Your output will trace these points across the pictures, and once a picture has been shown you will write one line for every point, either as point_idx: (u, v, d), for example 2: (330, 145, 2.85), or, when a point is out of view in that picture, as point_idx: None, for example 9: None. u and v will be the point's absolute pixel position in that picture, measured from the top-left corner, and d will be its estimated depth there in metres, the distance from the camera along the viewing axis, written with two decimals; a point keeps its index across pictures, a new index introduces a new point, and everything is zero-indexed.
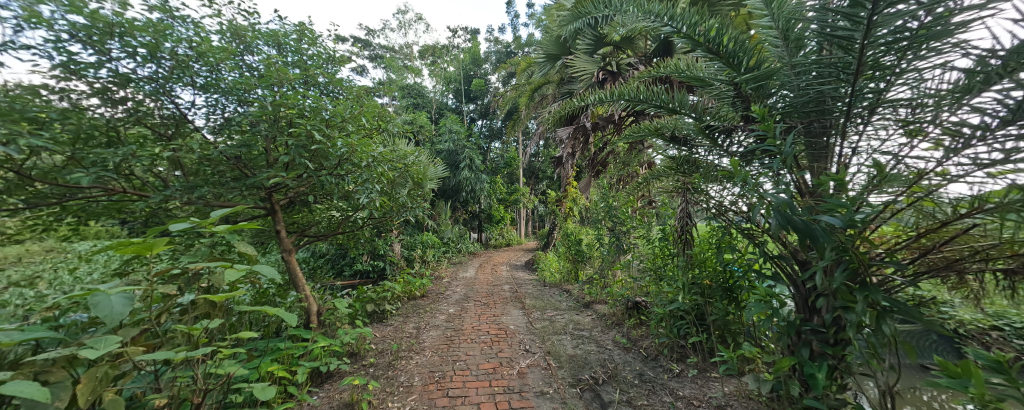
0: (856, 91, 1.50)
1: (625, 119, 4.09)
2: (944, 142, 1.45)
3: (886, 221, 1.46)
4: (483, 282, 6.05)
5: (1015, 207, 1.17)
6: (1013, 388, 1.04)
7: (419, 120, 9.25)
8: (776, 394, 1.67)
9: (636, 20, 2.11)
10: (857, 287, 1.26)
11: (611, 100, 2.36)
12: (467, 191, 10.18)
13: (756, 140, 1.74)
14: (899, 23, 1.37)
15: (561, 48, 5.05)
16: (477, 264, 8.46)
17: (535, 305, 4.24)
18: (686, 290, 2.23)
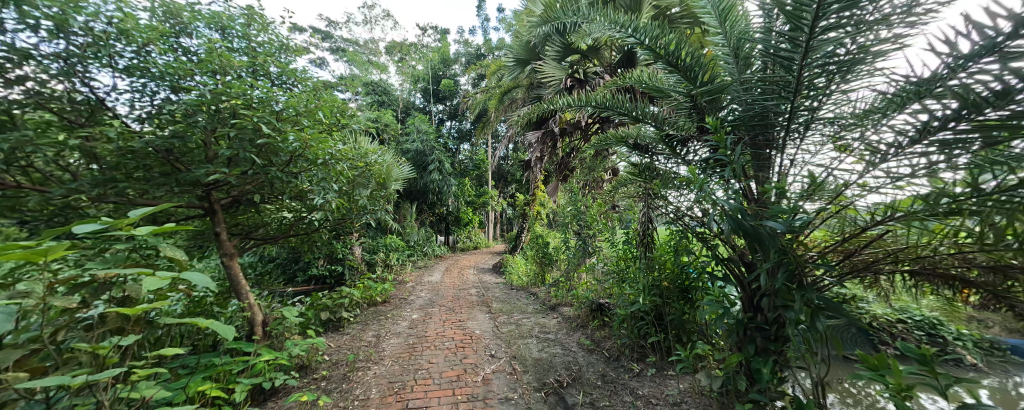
0: (795, 107, 1.68)
1: (591, 126, 4.38)
2: (865, 157, 1.65)
3: (817, 227, 1.63)
4: (449, 286, 5.92)
5: (918, 216, 1.36)
6: (921, 375, 1.19)
7: (385, 118, 8.91)
8: (725, 390, 1.80)
9: (602, 30, 2.21)
10: (795, 286, 1.40)
11: (579, 106, 2.44)
12: (434, 193, 9.95)
13: (711, 150, 1.88)
14: (831, 49, 1.56)
15: (530, 53, 5.16)
16: (443, 268, 8.27)
17: (502, 309, 4.21)
18: (646, 291, 2.34)
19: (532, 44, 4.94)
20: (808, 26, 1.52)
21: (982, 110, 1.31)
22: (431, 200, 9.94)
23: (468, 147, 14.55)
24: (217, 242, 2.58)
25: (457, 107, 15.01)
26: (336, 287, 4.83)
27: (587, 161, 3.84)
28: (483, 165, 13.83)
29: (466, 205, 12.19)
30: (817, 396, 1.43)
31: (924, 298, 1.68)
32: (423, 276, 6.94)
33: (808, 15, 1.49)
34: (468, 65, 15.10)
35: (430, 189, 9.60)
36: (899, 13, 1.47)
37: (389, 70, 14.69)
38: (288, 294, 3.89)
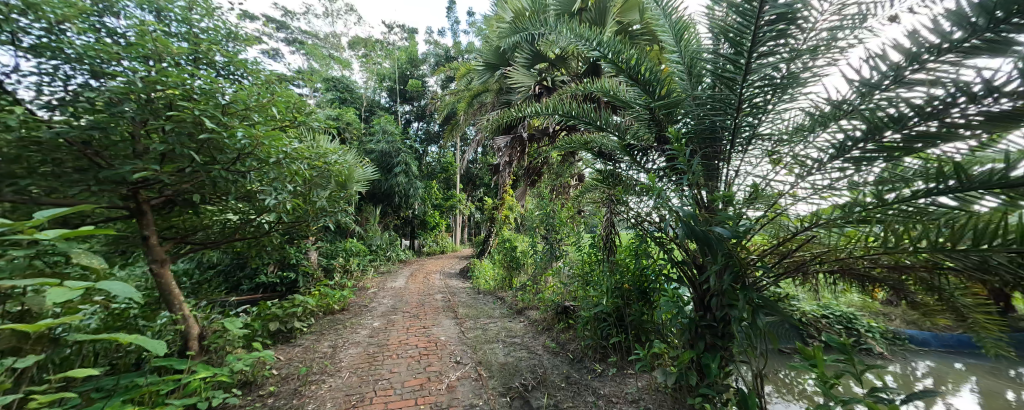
0: (738, 123, 1.85)
1: (558, 133, 4.49)
2: (796, 169, 1.86)
3: (758, 231, 1.81)
4: (414, 292, 5.72)
5: (836, 222, 1.55)
6: (845, 363, 1.34)
7: (347, 115, 8.49)
8: (679, 385, 1.91)
9: (569, 42, 2.30)
10: (740, 286, 1.53)
11: (547, 113, 2.51)
12: (400, 195, 9.61)
13: (668, 159, 2.03)
14: (766, 72, 1.74)
15: (500, 58, 5.20)
16: (408, 273, 7.99)
17: (468, 314, 4.14)
18: (609, 293, 2.45)
19: (501, 50, 4.98)
20: (747, 51, 1.69)
21: (883, 133, 1.54)
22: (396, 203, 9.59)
23: (433, 150, 14.26)
24: (145, 248, 2.29)
25: (423, 109, 14.65)
26: (291, 294, 4.45)
27: (555, 167, 3.92)
28: (451, 168, 13.57)
29: (433, 209, 11.90)
30: (758, 387, 1.57)
31: (843, 294, 1.92)
32: (386, 282, 6.65)
33: (747, 41, 1.66)
34: (435, 66, 14.82)
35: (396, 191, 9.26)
36: (821, 44, 1.67)
37: (352, 66, 14.07)
38: (232, 303, 3.54)
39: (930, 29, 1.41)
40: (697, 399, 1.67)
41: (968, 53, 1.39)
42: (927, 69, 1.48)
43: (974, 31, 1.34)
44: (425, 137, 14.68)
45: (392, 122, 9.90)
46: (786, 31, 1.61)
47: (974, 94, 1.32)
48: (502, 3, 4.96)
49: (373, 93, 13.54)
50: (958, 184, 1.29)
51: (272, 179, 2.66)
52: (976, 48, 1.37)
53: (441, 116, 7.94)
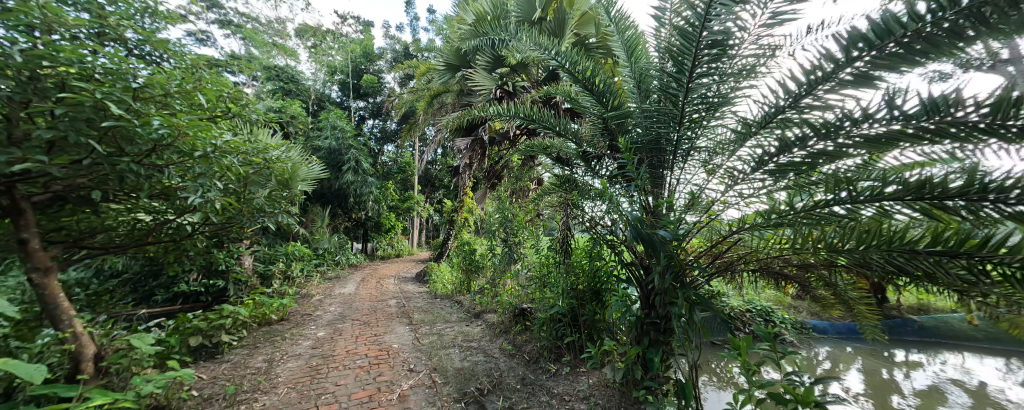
0: (680, 136, 2.04)
1: (518, 138, 4.55)
2: (725, 179, 2.10)
3: (695, 234, 1.99)
4: (365, 298, 5.38)
5: (758, 227, 1.77)
6: (766, 350, 1.53)
7: (292, 108, 7.82)
8: (626, 379, 2.03)
9: (529, 49, 2.37)
10: (679, 284, 1.69)
11: (508, 116, 2.56)
12: (353, 196, 9.05)
13: (618, 167, 2.19)
14: (702, 91, 1.93)
15: (460, 59, 5.12)
16: (359, 278, 7.50)
17: (423, 319, 3.99)
18: (564, 294, 2.53)
19: (463, 52, 4.94)
20: (687, 71, 1.86)
21: (791, 149, 1.80)
22: (348, 203, 9.01)
23: (388, 149, 13.65)
24: (24, 253, 1.91)
25: (377, 106, 13.95)
26: (219, 303, 3.93)
27: (515, 170, 3.94)
28: (408, 168, 13.04)
29: (388, 210, 11.37)
30: (693, 377, 1.74)
31: (764, 290, 2.19)
32: (334, 288, 6.18)
33: (687, 62, 1.83)
34: (392, 63, 14.22)
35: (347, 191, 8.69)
36: (746, 69, 1.91)
37: (299, 56, 13.01)
38: (141, 317, 3.06)
39: (826, 63, 1.67)
40: (642, 392, 1.79)
41: (852, 82, 1.67)
42: (823, 96, 1.76)
43: (853, 65, 1.62)
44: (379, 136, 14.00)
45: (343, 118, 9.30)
46: (719, 55, 1.81)
47: (853, 118, 1.59)
48: (464, 4, 4.92)
49: (322, 86, 12.64)
50: (848, 194, 1.55)
51: (197, 174, 2.37)
52: (858, 81, 1.67)
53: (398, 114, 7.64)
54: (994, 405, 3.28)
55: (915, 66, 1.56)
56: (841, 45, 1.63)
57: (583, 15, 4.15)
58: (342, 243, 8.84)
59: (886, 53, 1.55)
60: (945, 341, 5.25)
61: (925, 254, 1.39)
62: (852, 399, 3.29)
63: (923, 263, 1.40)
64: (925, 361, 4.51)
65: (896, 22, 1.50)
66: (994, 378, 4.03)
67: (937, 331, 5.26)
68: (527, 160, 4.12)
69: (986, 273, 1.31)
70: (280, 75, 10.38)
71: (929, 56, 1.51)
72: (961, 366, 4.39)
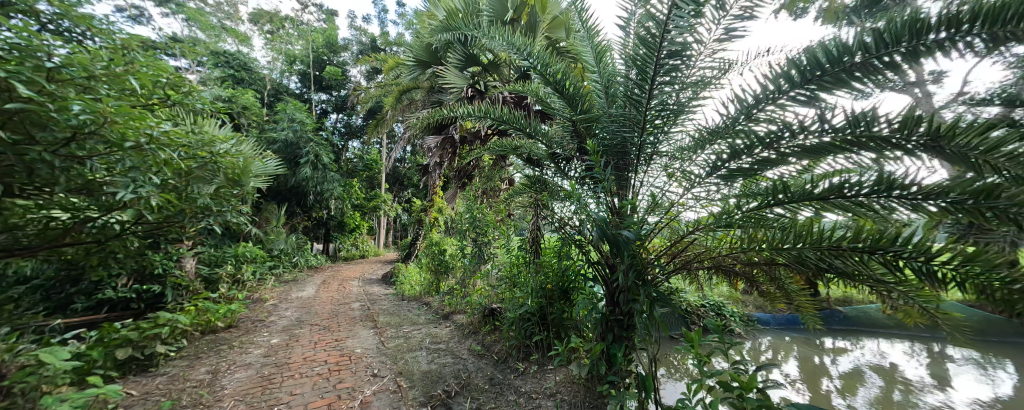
0: (642, 141, 2.14)
1: (490, 138, 4.50)
2: (684, 183, 2.23)
3: (656, 235, 2.11)
4: (325, 302, 5.08)
5: (712, 227, 1.90)
6: (719, 342, 1.64)
7: (245, 98, 7.20)
8: (591, 375, 2.09)
9: (502, 49, 2.39)
10: (641, 282, 1.78)
11: (479, 116, 2.57)
12: (313, 194, 8.51)
13: (586, 168, 2.26)
14: (663, 99, 2.05)
15: (431, 56, 4.98)
16: (319, 281, 7.08)
17: (389, 323, 3.85)
18: (534, 294, 2.56)
19: (433, 48, 4.80)
20: (650, 78, 1.96)
21: (741, 156, 1.95)
22: (308, 201, 8.49)
23: (352, 146, 13.02)
24: None
25: (340, 99, 13.24)
26: (153, 310, 3.53)
27: (486, 170, 3.90)
28: (374, 165, 12.52)
29: (353, 209, 10.85)
30: (653, 369, 1.83)
31: (718, 286, 2.35)
32: (290, 292, 5.79)
33: (650, 70, 1.93)
34: (357, 55, 13.55)
35: (306, 188, 8.17)
36: (703, 80, 2.04)
37: (253, 42, 12.06)
38: (54, 328, 2.68)
39: (771, 79, 1.84)
40: (606, 386, 1.86)
41: (793, 97, 1.85)
42: (770, 109, 1.93)
43: (795, 81, 1.79)
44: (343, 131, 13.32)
45: (302, 110, 8.72)
46: (679, 65, 1.92)
47: (793, 129, 1.76)
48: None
49: (279, 75, 11.87)
50: (787, 197, 1.71)
51: (128, 168, 2.19)
52: (798, 97, 1.85)
53: (364, 108, 7.29)
54: (900, 383, 3.76)
55: (845, 86, 1.75)
56: (784, 63, 1.80)
57: (554, 19, 4.21)
58: (301, 243, 8.32)
59: (822, 72, 1.73)
60: (864, 329, 5.93)
61: (851, 251, 1.55)
62: (789, 384, 3.63)
63: (850, 260, 1.57)
64: (848, 347, 5.07)
65: (829, 46, 1.69)
66: (902, 360, 4.62)
67: (859, 321, 5.93)
68: (499, 161, 4.10)
69: (899, 270, 1.49)
70: (228, 60, 9.54)
71: (857, 78, 1.71)
72: (876, 351, 4.99)
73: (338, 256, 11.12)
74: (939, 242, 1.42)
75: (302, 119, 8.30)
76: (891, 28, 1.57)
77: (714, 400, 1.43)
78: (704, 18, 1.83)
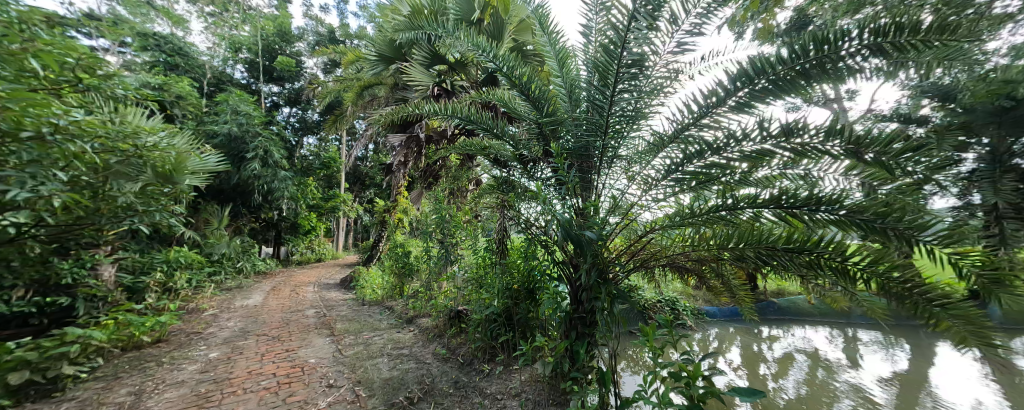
0: (605, 144, 2.24)
1: (456, 137, 4.37)
2: (642, 185, 2.35)
3: (617, 234, 2.21)
4: (275, 310, 4.70)
5: (668, 227, 2.04)
6: (670, 335, 1.75)
7: (180, 86, 6.38)
8: (555, 373, 2.14)
9: (467, 48, 2.41)
10: (603, 280, 1.88)
11: (445, 115, 2.60)
12: (260, 193, 7.79)
13: (552, 171, 2.33)
14: (622, 105, 2.15)
15: (396, 52, 4.78)
16: (269, 288, 6.54)
17: (346, 329, 3.64)
18: (500, 294, 2.56)
19: (398, 44, 4.62)
20: (611, 85, 2.05)
21: (692, 161, 2.10)
22: (254, 200, 7.78)
23: (306, 142, 12.12)
24: None
25: (297, 93, 11.91)
26: (59, 326, 3.05)
27: (453, 170, 3.82)
28: (332, 164, 11.78)
29: (308, 210, 10.20)
30: (612, 364, 1.92)
31: (673, 282, 2.50)
32: (234, 300, 5.29)
33: (611, 77, 2.02)
34: (313, 46, 12.63)
35: (253, 187, 7.46)
36: (658, 88, 2.17)
37: (191, 24, 10.83)
38: None
39: (717, 91, 2.00)
40: (568, 383, 1.92)
41: (736, 109, 2.03)
42: (716, 118, 2.10)
43: (735, 93, 1.97)
44: (297, 126, 12.31)
45: (249, 102, 7.92)
46: (637, 74, 2.03)
47: (736, 137, 1.93)
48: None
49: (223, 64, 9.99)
50: (734, 202, 1.85)
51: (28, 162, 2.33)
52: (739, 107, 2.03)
53: (321, 103, 6.80)
54: (822, 365, 4.26)
55: (776, 100, 1.95)
56: (727, 76, 1.97)
57: (521, 22, 4.22)
58: (248, 247, 7.63)
59: (758, 86, 1.92)
60: (794, 318, 6.58)
61: (784, 251, 1.74)
62: (732, 372, 3.98)
63: (783, 258, 1.77)
64: (781, 334, 5.65)
65: (764, 63, 1.87)
66: (823, 343, 5.25)
67: (790, 310, 6.59)
68: (468, 161, 4.03)
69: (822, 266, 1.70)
70: (159, 44, 8.12)
71: (787, 92, 1.91)
72: (802, 336, 5.59)
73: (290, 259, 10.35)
74: (851, 242, 1.65)
75: (248, 111, 7.44)
76: (814, 50, 1.78)
77: (669, 391, 1.53)
78: (659, 31, 1.95)
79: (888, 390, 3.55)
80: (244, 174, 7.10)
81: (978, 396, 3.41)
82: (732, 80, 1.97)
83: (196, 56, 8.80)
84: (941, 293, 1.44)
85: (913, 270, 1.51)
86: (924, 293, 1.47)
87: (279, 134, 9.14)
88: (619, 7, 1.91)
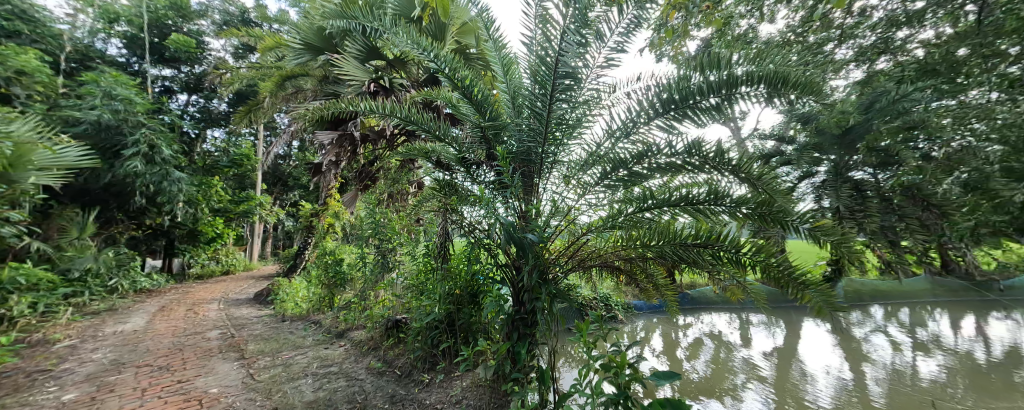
0: (545, 149, 2.33)
1: (397, 138, 4.01)
2: (580, 189, 2.48)
3: (557, 237, 2.30)
4: (166, 334, 3.94)
5: (602, 230, 2.20)
6: (603, 330, 1.88)
7: (23, 59, 5.23)
8: (497, 376, 2.15)
9: (406, 46, 2.37)
10: (543, 281, 2.00)
11: (383, 115, 2.50)
12: (144, 194, 6.48)
13: (495, 173, 2.38)
14: (561, 114, 2.26)
15: (325, 43, 4.43)
16: (156, 308, 5.45)
17: (261, 350, 3.19)
18: (442, 300, 2.48)
19: (328, 34, 4.27)
20: (549, 94, 2.16)
21: (621, 168, 2.29)
22: (135, 203, 6.43)
23: (208, 136, 10.37)
24: None
25: (195, 78, 10.04)
26: None
27: (393, 172, 3.61)
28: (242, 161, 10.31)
29: (212, 214, 8.35)
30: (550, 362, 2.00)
31: (609, 281, 2.67)
32: (106, 325, 4.31)
33: (550, 86, 2.13)
34: (220, 26, 10.64)
35: (132, 187, 6.14)
36: (592, 99, 2.32)
37: None
38: None
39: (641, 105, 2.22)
40: (510, 384, 1.96)
41: (657, 123, 2.26)
42: (641, 130, 2.31)
43: (655, 108, 2.20)
44: (197, 117, 10.29)
45: (128, 85, 6.55)
46: (572, 86, 2.16)
47: (657, 148, 2.14)
48: None
49: (90, 36, 7.97)
50: (654, 205, 2.06)
51: None
52: (659, 121, 2.26)
53: (230, 91, 5.91)
54: (723, 345, 4.94)
55: (689, 117, 2.21)
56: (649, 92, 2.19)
57: (465, 25, 4.17)
58: (126, 260, 6.28)
59: (673, 104, 2.16)
60: (701, 306, 7.54)
61: (693, 246, 1.98)
62: (654, 358, 4.43)
63: (693, 253, 2.01)
64: (690, 321, 6.44)
65: (678, 84, 2.11)
66: (723, 326, 6.10)
67: (700, 300, 7.54)
68: (410, 163, 3.84)
69: (723, 258, 1.96)
70: None
71: (696, 112, 2.18)
72: (708, 322, 6.44)
73: (187, 273, 8.76)
74: (744, 236, 1.92)
75: (127, 95, 6.13)
76: (720, 77, 2.02)
77: (601, 382, 1.61)
78: (590, 47, 2.12)
79: (769, 362, 4.26)
80: (120, 171, 5.82)
81: (827, 361, 4.27)
82: (653, 97, 2.19)
83: (48, 23, 6.95)
84: (805, 275, 1.75)
85: (786, 257, 1.81)
86: (794, 276, 1.77)
87: (170, 124, 7.71)
88: (555, 21, 2.05)
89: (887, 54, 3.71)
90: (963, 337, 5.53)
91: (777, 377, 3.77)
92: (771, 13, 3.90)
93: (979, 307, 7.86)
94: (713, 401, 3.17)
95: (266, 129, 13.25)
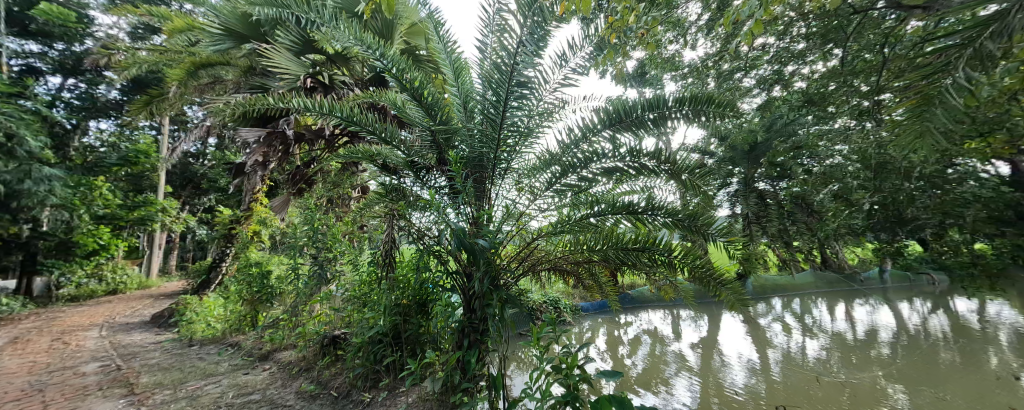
0: (497, 156, 2.34)
1: (337, 138, 3.73)
2: (530, 196, 2.53)
3: (509, 242, 2.30)
4: (23, 372, 3.16)
5: (550, 235, 2.25)
6: (552, 334, 1.92)
7: None
8: (447, 386, 2.09)
9: (349, 42, 2.23)
10: (493, 287, 2.00)
11: (323, 114, 2.32)
12: None
13: (446, 178, 2.35)
14: (514, 121, 2.29)
15: (252, 31, 4.01)
16: (11, 340, 4.36)
17: (158, 382, 2.71)
18: (388, 312, 2.33)
19: (255, 21, 3.87)
20: (503, 101, 2.19)
21: (569, 174, 2.37)
22: None
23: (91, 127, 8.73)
24: None
25: (73, 58, 8.41)
26: None
27: (333, 174, 3.33)
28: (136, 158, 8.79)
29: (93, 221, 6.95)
30: (501, 369, 1.98)
31: (558, 284, 2.71)
32: None
33: (503, 94, 2.16)
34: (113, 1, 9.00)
35: None
36: (544, 108, 2.38)
37: None
38: None
39: (588, 118, 2.33)
40: (459, 395, 1.90)
41: (602, 135, 2.39)
42: (588, 140, 2.42)
43: (599, 120, 2.32)
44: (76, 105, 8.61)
45: None
46: (525, 94, 2.21)
47: (601, 157, 2.26)
48: None
49: None
50: (600, 211, 2.16)
51: None
52: (604, 132, 2.38)
53: (124, 76, 5.04)
54: (656, 340, 5.32)
55: (630, 130, 2.36)
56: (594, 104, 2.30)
57: (413, 26, 4.06)
58: None
59: (615, 117, 2.30)
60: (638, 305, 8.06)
61: (633, 249, 2.12)
62: (599, 357, 4.64)
63: (632, 255, 2.16)
64: (628, 320, 6.87)
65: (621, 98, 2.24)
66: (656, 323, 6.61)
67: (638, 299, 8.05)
68: (352, 166, 3.59)
69: (657, 260, 2.13)
70: None
71: (637, 125, 2.33)
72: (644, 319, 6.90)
73: (55, 295, 7.09)
74: (675, 239, 2.11)
75: None
76: (655, 95, 2.19)
77: (551, 384, 1.63)
78: (543, 58, 2.19)
79: (695, 353, 4.69)
80: None
81: (741, 349, 4.81)
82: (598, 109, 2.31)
83: None
84: (722, 275, 1.96)
85: (709, 258, 2.02)
86: (713, 275, 1.97)
87: (33, 112, 6.33)
88: (512, 30, 2.08)
89: (780, 84, 4.39)
90: (840, 321, 6.62)
91: (703, 366, 4.16)
92: (693, 41, 4.43)
93: (848, 296, 9.46)
94: (651, 393, 3.37)
95: (172, 123, 11.54)
